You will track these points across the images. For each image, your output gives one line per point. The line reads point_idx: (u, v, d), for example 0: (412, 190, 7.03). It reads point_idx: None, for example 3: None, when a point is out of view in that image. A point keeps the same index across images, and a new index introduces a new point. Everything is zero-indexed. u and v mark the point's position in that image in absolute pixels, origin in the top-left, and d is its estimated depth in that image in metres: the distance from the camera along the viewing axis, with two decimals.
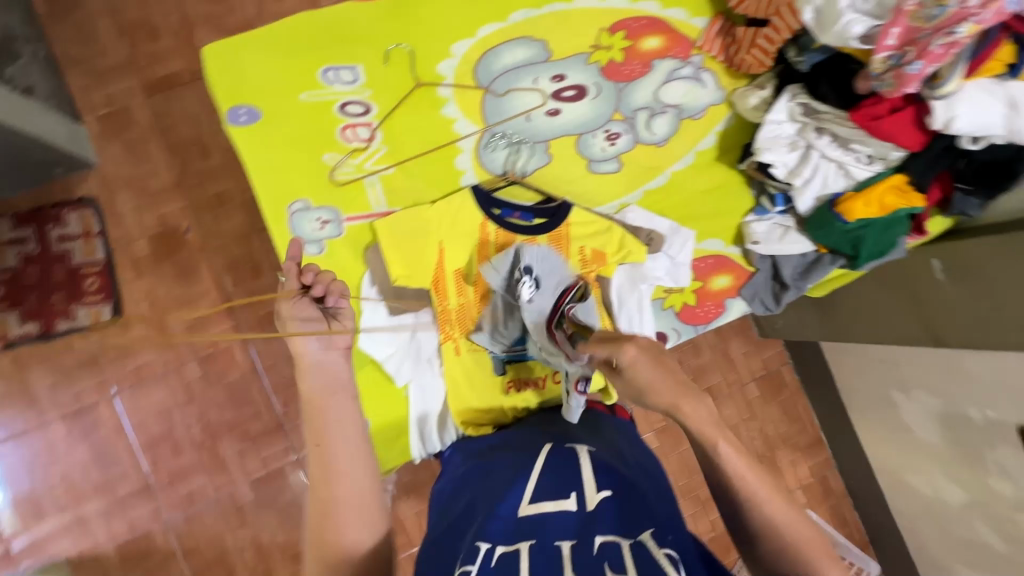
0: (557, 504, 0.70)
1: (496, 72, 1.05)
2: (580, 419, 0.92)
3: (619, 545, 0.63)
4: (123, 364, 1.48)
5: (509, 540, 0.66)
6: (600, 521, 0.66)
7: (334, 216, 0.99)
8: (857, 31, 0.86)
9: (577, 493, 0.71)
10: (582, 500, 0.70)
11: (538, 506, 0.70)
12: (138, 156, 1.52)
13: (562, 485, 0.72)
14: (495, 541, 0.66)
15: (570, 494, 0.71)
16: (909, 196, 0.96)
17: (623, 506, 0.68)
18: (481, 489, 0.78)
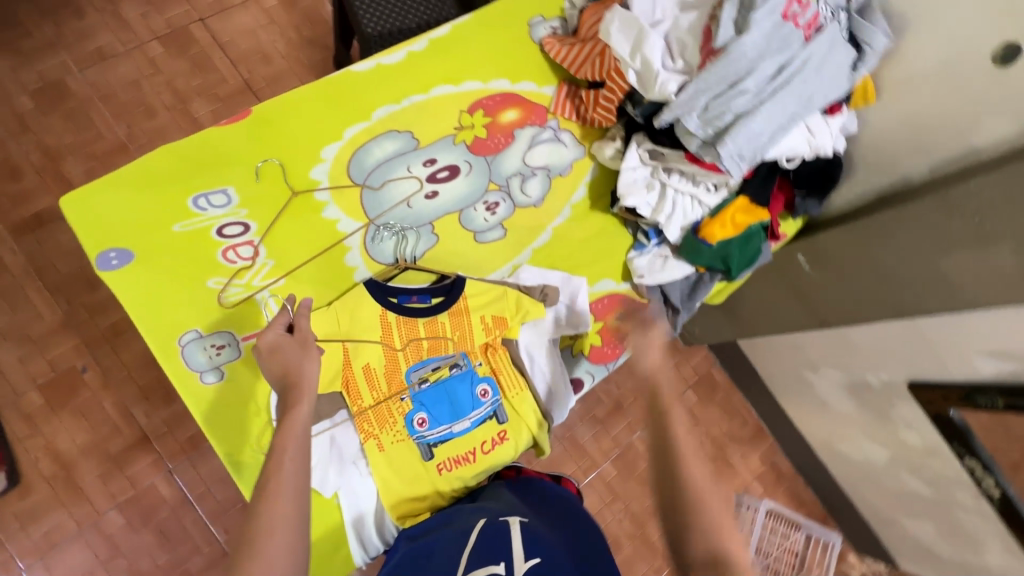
0: (486, 572, 0.71)
1: (370, 167, 1.10)
2: (521, 490, 0.97)
3: None
4: (29, 534, 1.35)
5: None
6: None
7: (229, 339, 0.98)
8: (673, 88, 0.97)
9: (507, 562, 0.73)
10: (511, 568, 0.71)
11: None
12: (16, 303, 1.42)
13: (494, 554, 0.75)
14: None
15: (499, 562, 0.73)
16: (755, 212, 1.10)
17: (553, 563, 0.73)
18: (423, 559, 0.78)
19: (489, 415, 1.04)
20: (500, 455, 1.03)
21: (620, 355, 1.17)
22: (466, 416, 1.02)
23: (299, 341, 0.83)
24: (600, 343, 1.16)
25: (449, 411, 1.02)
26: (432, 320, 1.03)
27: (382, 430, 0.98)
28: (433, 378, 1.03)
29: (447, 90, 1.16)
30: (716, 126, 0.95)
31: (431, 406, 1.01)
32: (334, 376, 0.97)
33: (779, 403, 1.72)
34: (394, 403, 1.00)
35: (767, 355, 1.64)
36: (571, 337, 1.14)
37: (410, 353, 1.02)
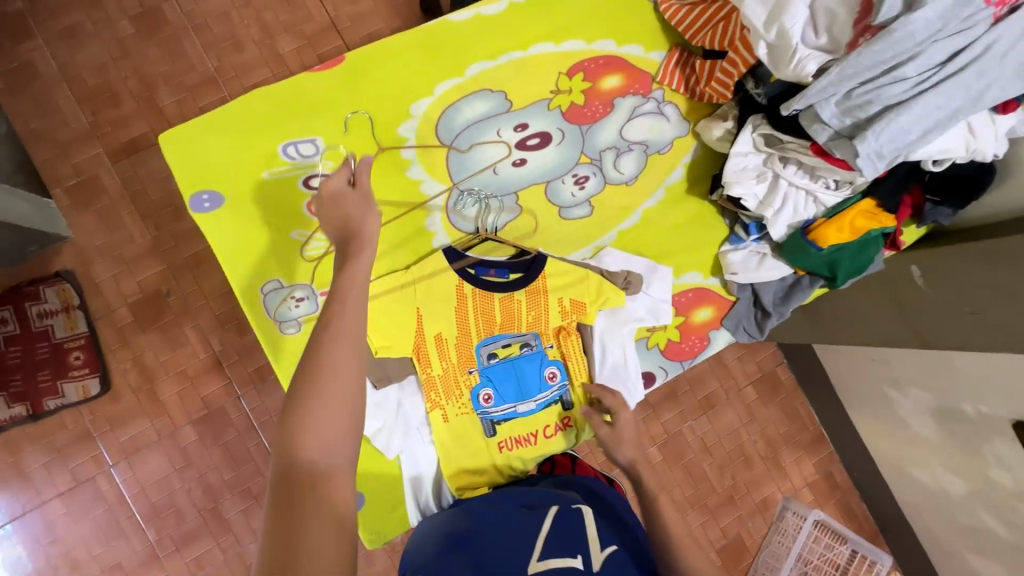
0: (564, 563, 0.66)
1: (459, 127, 1.04)
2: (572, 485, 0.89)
3: None
4: (117, 436, 1.50)
5: None
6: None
7: (307, 292, 1.00)
8: (811, 69, 0.85)
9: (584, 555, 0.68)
10: (590, 562, 0.67)
11: (545, 563, 0.66)
12: (111, 223, 1.50)
13: (569, 545, 0.69)
14: None
15: (576, 555, 0.68)
16: (879, 217, 0.97)
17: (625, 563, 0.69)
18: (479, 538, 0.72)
19: (554, 399, 1.02)
20: (560, 440, 1.02)
21: (699, 354, 1.11)
22: (532, 397, 1.00)
23: (363, 194, 0.79)
24: (678, 340, 1.11)
25: (516, 390, 1.00)
26: (507, 296, 0.99)
27: (448, 401, 0.98)
28: (503, 354, 1.01)
29: (547, 48, 1.07)
30: (856, 117, 0.83)
31: (498, 383, 0.99)
32: (406, 341, 0.96)
33: (846, 414, 1.60)
34: (462, 376, 0.99)
35: (844, 363, 1.52)
36: (647, 330, 1.08)
37: (482, 327, 0.99)
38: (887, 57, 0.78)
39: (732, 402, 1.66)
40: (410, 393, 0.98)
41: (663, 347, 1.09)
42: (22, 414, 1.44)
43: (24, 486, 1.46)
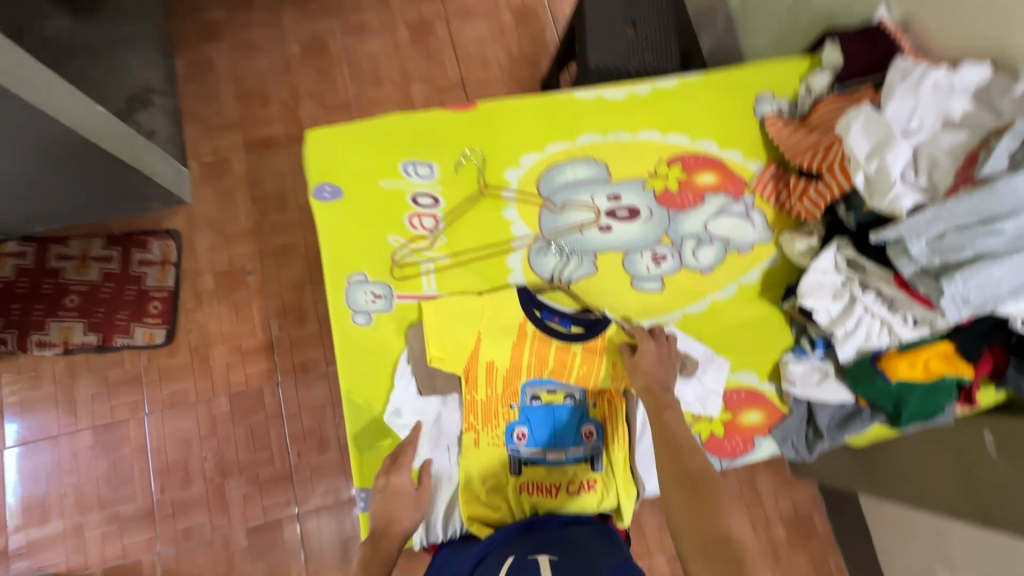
0: None
1: (557, 185, 1.14)
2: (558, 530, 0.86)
3: None
4: (161, 388, 1.75)
5: None
6: None
7: (386, 291, 1.07)
8: (906, 204, 0.89)
9: None
10: None
11: None
12: (225, 202, 1.85)
13: None
14: None
15: None
16: (956, 364, 0.95)
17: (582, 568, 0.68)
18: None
19: (586, 456, 1.01)
20: (580, 503, 0.98)
21: (739, 456, 1.07)
22: (564, 449, 1.01)
23: (416, 495, 0.90)
24: (722, 436, 1.07)
25: (550, 436, 1.01)
26: (564, 346, 1.03)
27: (483, 428, 1.00)
28: (546, 399, 1.03)
29: (655, 137, 1.18)
30: (946, 258, 0.85)
31: (535, 425, 1.01)
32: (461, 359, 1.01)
33: None
34: (501, 410, 1.01)
35: (896, 527, 1.42)
36: (691, 417, 1.06)
37: (532, 368, 1.03)
38: (985, 210, 0.81)
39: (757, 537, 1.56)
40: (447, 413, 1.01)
41: (704, 438, 1.05)
42: (92, 342, 1.74)
43: (68, 414, 1.73)
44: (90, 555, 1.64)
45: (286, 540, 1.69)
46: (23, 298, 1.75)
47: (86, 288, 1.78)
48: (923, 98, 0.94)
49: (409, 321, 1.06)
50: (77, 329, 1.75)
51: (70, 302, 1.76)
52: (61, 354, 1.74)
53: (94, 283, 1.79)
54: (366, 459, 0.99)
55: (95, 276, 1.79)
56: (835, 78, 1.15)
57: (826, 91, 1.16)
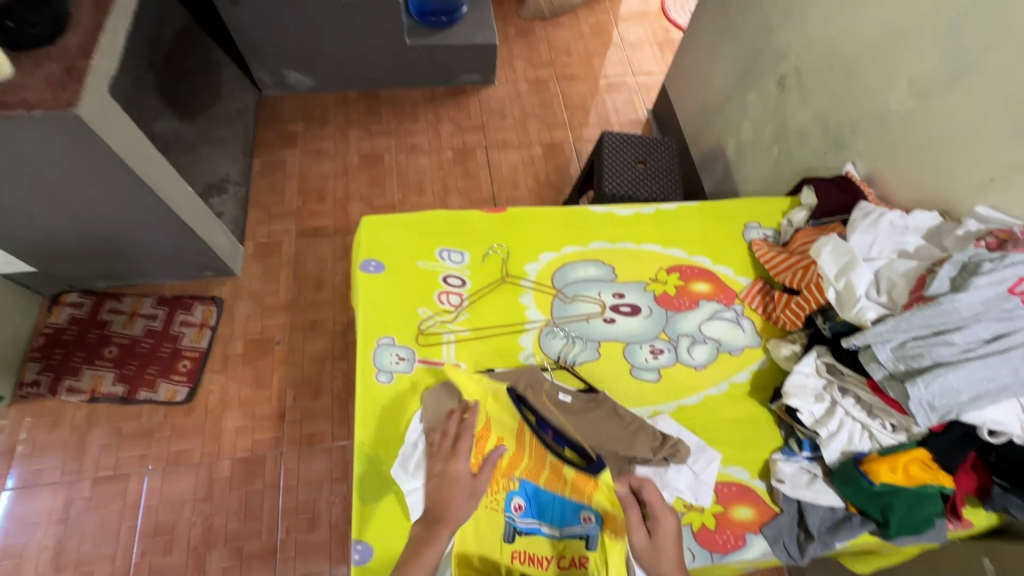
0: None
1: (570, 280, 1.31)
2: None
3: None
4: (170, 445, 1.80)
5: None
6: None
7: (410, 355, 1.19)
8: (871, 315, 1.03)
9: None
10: None
11: None
12: (270, 277, 2.06)
13: None
14: None
15: None
16: (935, 472, 1.01)
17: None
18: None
19: (580, 535, 1.02)
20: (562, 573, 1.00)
21: (730, 552, 1.06)
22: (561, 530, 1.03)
23: (473, 485, 0.99)
24: (712, 528, 1.08)
25: (548, 514, 1.04)
26: (558, 464, 1.05)
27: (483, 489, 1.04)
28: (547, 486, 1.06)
29: (656, 248, 1.37)
30: (909, 365, 0.96)
31: (534, 499, 1.06)
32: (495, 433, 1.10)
33: None
34: (502, 479, 1.06)
35: None
36: (684, 504, 1.09)
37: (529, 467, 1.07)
38: (935, 322, 0.94)
39: None
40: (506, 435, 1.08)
41: (695, 527, 1.06)
42: (118, 393, 1.84)
43: (74, 461, 1.77)
44: None
45: None
46: (68, 345, 1.89)
47: (126, 341, 1.92)
48: (881, 232, 1.13)
49: (426, 384, 1.16)
50: (108, 378, 1.86)
51: (109, 352, 1.90)
52: (85, 401, 1.84)
53: (135, 336, 1.93)
54: (367, 510, 1.04)
55: (138, 330, 1.94)
56: (810, 214, 1.35)
57: (804, 223, 1.37)
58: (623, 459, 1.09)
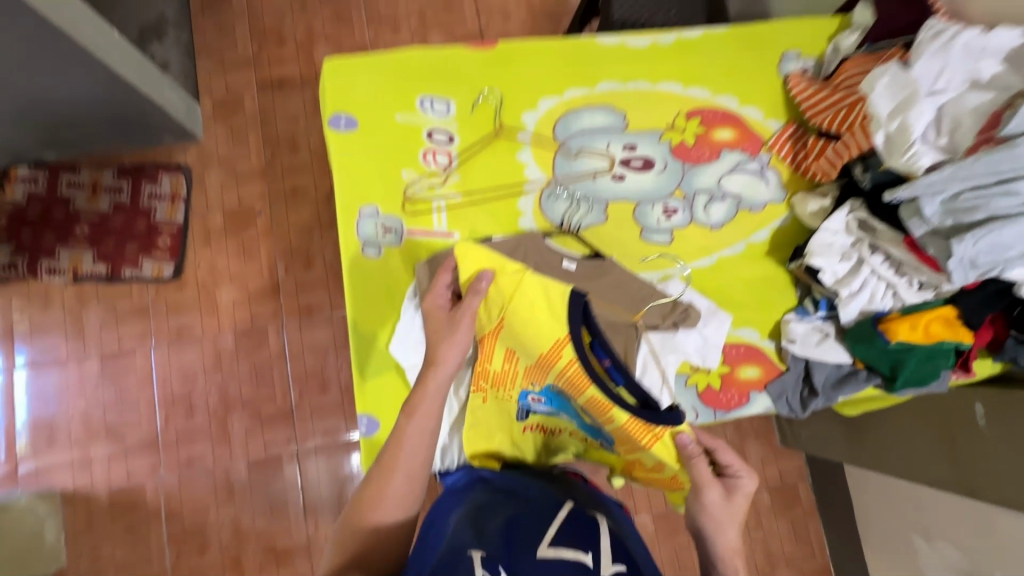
0: (574, 555, 0.64)
1: (574, 131, 1.14)
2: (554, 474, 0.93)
3: None
4: (169, 321, 1.74)
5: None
6: None
7: (397, 225, 1.08)
8: (924, 163, 0.89)
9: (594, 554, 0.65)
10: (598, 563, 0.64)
11: (557, 551, 0.64)
12: (238, 140, 1.83)
13: (579, 541, 0.66)
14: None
15: (587, 552, 0.65)
16: (957, 330, 0.96)
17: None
18: (514, 551, 0.65)
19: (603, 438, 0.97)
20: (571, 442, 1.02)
21: (734, 409, 1.08)
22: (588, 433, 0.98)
23: (451, 319, 0.90)
24: (717, 388, 1.09)
25: (570, 416, 0.98)
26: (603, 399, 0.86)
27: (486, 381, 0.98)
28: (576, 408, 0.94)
29: (674, 89, 1.16)
30: (959, 219, 0.85)
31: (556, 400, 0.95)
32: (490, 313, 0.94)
33: (862, 554, 1.54)
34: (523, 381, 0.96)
35: (875, 496, 1.47)
36: (690, 367, 1.09)
37: (559, 383, 0.91)
38: (1001, 170, 0.82)
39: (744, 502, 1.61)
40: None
41: (700, 388, 1.08)
42: (101, 272, 1.73)
43: (76, 338, 1.72)
44: (95, 477, 1.65)
45: (284, 477, 1.68)
46: (34, 224, 1.74)
47: (96, 218, 1.77)
48: (953, 57, 0.93)
49: (417, 256, 1.07)
50: (86, 257, 1.74)
51: (80, 231, 1.75)
52: (71, 282, 1.73)
53: (104, 212, 1.77)
54: (367, 386, 1.03)
55: (105, 205, 1.77)
56: (864, 37, 1.11)
57: (854, 49, 1.13)
58: (633, 327, 1.01)
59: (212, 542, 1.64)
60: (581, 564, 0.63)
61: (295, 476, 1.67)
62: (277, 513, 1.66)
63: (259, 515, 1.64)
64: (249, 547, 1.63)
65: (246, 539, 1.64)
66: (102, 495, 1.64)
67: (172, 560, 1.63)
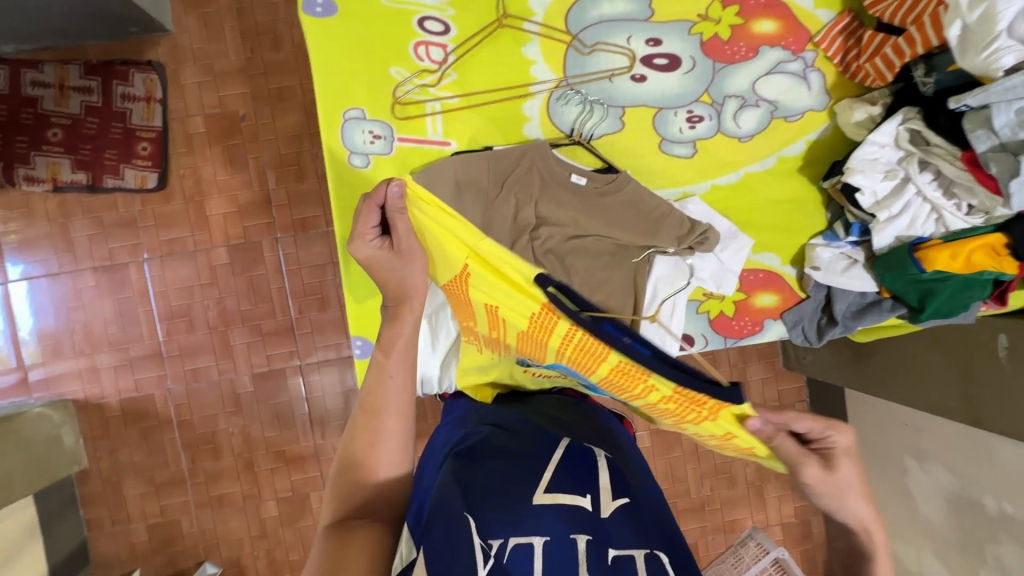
0: (573, 500, 0.63)
1: (590, 20, 0.96)
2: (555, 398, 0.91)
3: (634, 560, 0.59)
4: (159, 235, 1.62)
5: (520, 530, 0.60)
6: (610, 531, 0.61)
7: (387, 132, 0.97)
8: (1006, 63, 0.74)
9: (593, 495, 0.65)
10: (598, 505, 0.63)
11: (554, 497, 0.63)
12: (213, 33, 1.60)
13: (577, 484, 0.65)
14: (502, 535, 0.60)
15: (586, 494, 0.64)
16: (1001, 260, 0.87)
17: (639, 527, 0.62)
18: (509, 503, 0.62)
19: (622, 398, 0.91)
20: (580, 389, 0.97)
21: (746, 336, 1.07)
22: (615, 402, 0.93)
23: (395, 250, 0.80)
24: (730, 315, 1.07)
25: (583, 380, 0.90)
26: (631, 363, 0.75)
27: (479, 332, 0.97)
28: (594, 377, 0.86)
29: None
30: None
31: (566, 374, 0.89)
32: (460, 248, 0.86)
33: None
34: (530, 348, 0.89)
35: (874, 420, 1.46)
36: (703, 293, 1.05)
37: (561, 355, 0.85)
38: None
39: None
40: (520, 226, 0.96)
41: (712, 315, 1.06)
42: (82, 182, 1.58)
43: (64, 249, 1.61)
44: (104, 387, 1.62)
45: (289, 390, 1.64)
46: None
47: (69, 122, 1.58)
48: None
49: (414, 166, 0.98)
50: (64, 165, 1.57)
51: (53, 136, 1.57)
52: (51, 191, 1.59)
53: (76, 115, 1.58)
54: (360, 308, 1.01)
55: (76, 108, 1.57)
56: None
57: None
58: (644, 250, 0.98)
59: (225, 451, 1.64)
60: (581, 509, 0.62)
61: (301, 391, 1.64)
62: (285, 425, 1.65)
63: (268, 427, 1.63)
64: (261, 457, 1.64)
65: (256, 449, 1.64)
66: (113, 404, 1.62)
67: (188, 465, 1.64)
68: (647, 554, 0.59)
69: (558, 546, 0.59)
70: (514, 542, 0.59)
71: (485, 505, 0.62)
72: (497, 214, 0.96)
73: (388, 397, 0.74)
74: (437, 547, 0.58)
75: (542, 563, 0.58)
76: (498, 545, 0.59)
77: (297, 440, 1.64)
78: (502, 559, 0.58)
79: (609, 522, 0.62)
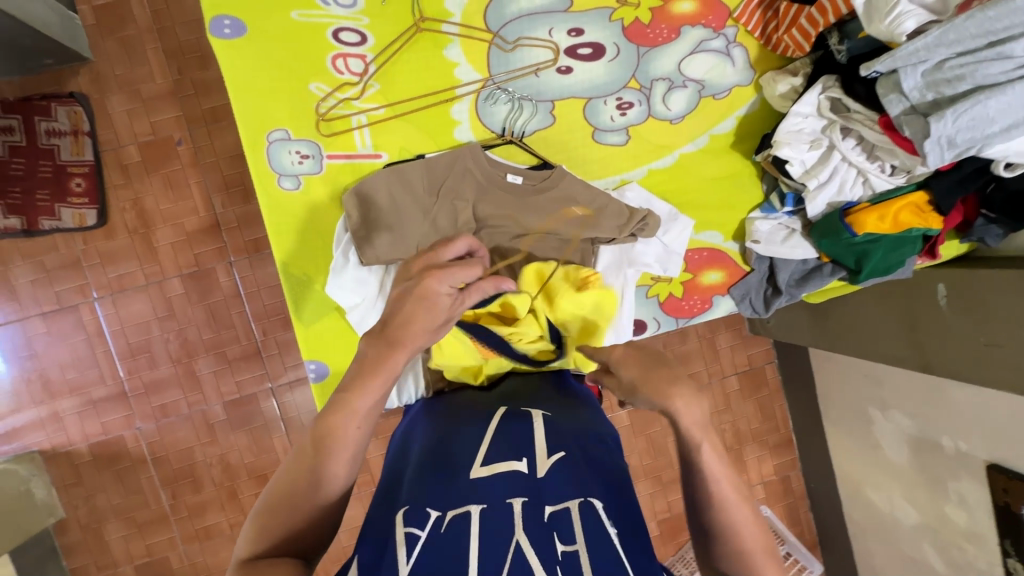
0: (508, 466, 0.62)
1: (509, 17, 0.94)
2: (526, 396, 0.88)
3: (570, 510, 0.58)
4: (106, 272, 1.54)
5: (456, 502, 0.59)
6: (546, 489, 0.60)
7: (315, 150, 0.95)
8: (908, 27, 0.75)
9: (528, 458, 0.64)
10: (534, 466, 0.63)
11: (490, 468, 0.62)
12: (135, 56, 1.51)
13: (511, 451, 0.64)
14: (444, 509, 0.58)
15: (521, 458, 0.64)
16: (926, 216, 0.90)
17: (575, 476, 0.62)
18: (444, 481, 0.61)
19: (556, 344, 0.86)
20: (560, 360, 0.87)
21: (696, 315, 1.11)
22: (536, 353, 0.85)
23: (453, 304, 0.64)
24: (680, 296, 1.10)
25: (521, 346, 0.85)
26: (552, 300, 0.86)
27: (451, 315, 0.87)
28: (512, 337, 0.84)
29: None
30: (939, 93, 0.76)
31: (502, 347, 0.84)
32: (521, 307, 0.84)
33: (824, 430, 1.61)
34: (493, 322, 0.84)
35: (835, 374, 1.51)
36: (652, 277, 1.07)
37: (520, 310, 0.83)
38: (992, 32, 0.70)
39: (712, 387, 1.68)
40: (459, 227, 0.97)
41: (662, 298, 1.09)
42: (16, 227, 1.47)
43: (7, 297, 1.53)
44: (71, 434, 1.56)
45: (264, 413, 1.61)
46: None
47: None
48: None
49: (343, 184, 0.98)
50: None
51: None
52: None
53: None
54: (310, 331, 1.01)
55: None
56: None
57: None
58: (588, 241, 1.00)
59: (207, 483, 1.61)
60: (517, 473, 0.61)
61: (276, 414, 1.61)
62: (264, 448, 1.63)
63: (247, 453, 1.60)
64: (244, 484, 1.62)
65: (238, 476, 1.61)
66: (83, 449, 1.57)
67: (169, 501, 1.61)
68: (581, 503, 0.58)
69: (494, 513, 0.57)
70: (452, 512, 0.57)
71: (422, 491, 0.61)
72: (438, 220, 0.97)
73: (348, 434, 0.59)
74: (369, 553, 0.56)
75: (478, 530, 0.55)
76: (434, 518, 0.57)
77: (277, 462, 1.62)
78: (439, 528, 0.56)
79: (545, 479, 0.61)
